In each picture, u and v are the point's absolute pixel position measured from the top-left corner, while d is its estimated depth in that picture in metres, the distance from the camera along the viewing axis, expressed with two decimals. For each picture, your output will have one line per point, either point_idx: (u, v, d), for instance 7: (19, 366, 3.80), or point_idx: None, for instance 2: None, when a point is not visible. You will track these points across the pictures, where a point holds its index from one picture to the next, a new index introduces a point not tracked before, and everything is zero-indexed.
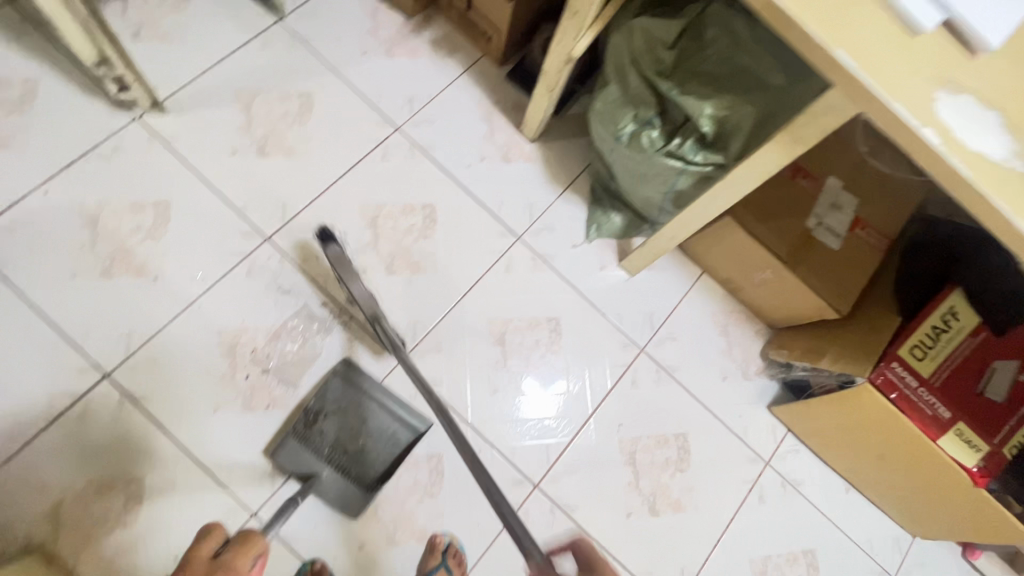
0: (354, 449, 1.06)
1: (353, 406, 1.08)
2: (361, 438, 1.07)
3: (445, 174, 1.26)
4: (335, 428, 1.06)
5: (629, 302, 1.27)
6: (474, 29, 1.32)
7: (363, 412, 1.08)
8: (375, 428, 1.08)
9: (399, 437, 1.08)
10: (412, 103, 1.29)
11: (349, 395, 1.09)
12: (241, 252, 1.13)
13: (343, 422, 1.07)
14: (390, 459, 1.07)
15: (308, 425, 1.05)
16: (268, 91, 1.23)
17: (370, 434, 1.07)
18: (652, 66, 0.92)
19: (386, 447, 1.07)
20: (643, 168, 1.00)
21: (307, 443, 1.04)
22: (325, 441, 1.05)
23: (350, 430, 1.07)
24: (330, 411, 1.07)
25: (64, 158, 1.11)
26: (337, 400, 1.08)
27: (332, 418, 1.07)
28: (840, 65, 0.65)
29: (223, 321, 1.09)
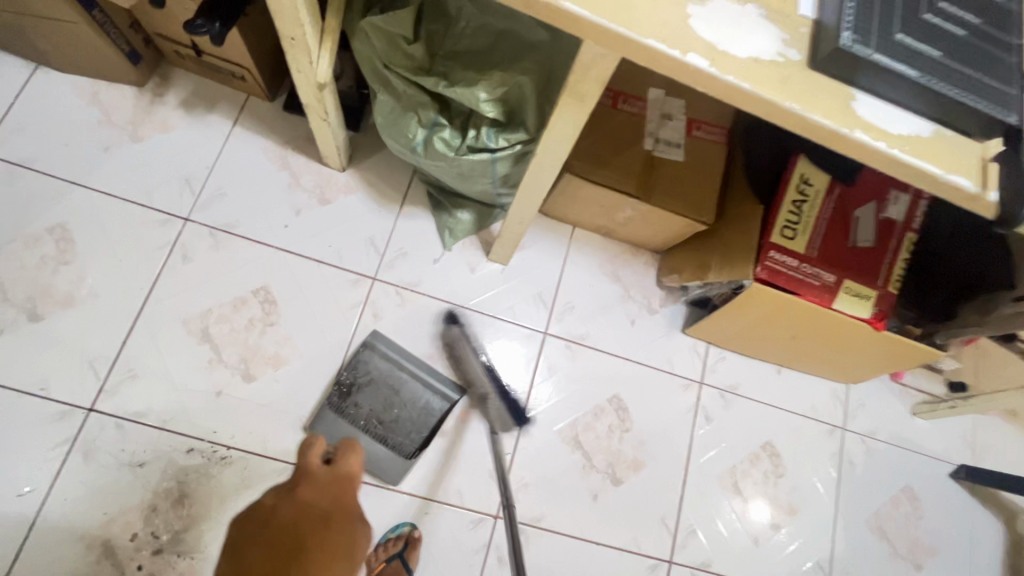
0: (389, 415, 1.06)
1: (387, 375, 1.08)
2: (394, 408, 1.06)
3: (264, 245, 1.10)
4: (369, 397, 1.06)
5: (514, 291, 1.20)
6: (220, 73, 1.12)
7: (394, 379, 1.08)
8: (408, 395, 1.07)
9: (433, 400, 1.08)
10: (191, 182, 1.10)
11: (383, 364, 1.08)
12: (66, 437, 0.95)
13: (378, 392, 1.07)
14: (426, 424, 1.06)
15: (345, 397, 1.05)
16: (9, 241, 1.01)
17: (403, 401, 1.07)
18: (408, 65, 0.80)
19: (419, 414, 1.07)
20: (455, 170, 0.89)
21: (344, 415, 1.04)
22: (361, 412, 1.05)
23: (384, 400, 1.06)
24: (365, 382, 1.07)
25: None
26: (370, 370, 1.08)
27: (366, 389, 1.07)
28: (576, 20, 0.56)
29: (82, 522, 0.93)
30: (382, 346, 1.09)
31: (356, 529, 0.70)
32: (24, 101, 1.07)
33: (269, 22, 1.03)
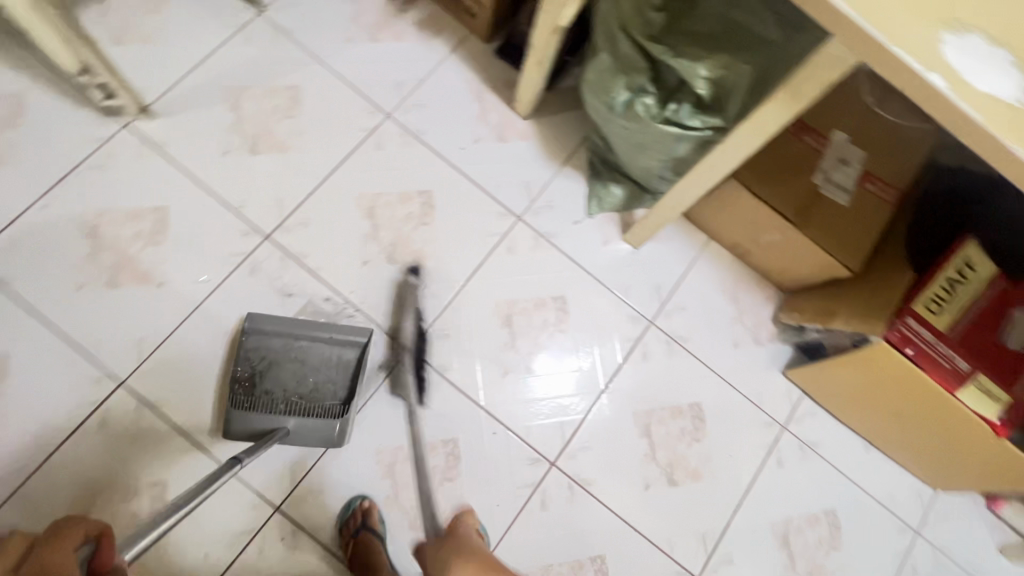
0: (309, 385, 1.05)
1: (285, 351, 1.06)
2: (307, 378, 1.05)
3: (440, 158, 1.24)
4: (280, 378, 1.05)
5: (636, 274, 1.25)
6: (458, 7, 1.28)
7: (298, 349, 1.06)
8: (317, 360, 1.06)
9: (347, 352, 1.07)
10: (401, 87, 1.26)
11: (266, 348, 1.06)
12: (242, 252, 1.13)
13: (287, 370, 1.05)
14: (344, 375, 1.07)
15: (240, 391, 1.04)
16: (254, 87, 1.21)
17: (315, 364, 1.06)
18: (642, 30, 0.89)
19: (338, 371, 1.07)
20: (640, 137, 0.97)
21: (246, 407, 1.03)
22: (273, 395, 1.04)
23: (246, 379, 1.04)
24: (261, 368, 1.05)
25: (59, 172, 1.11)
26: (261, 354, 1.06)
27: (272, 371, 1.05)
28: (837, 15, 0.62)
29: (232, 321, 1.10)
30: (260, 324, 1.07)
31: None
32: None
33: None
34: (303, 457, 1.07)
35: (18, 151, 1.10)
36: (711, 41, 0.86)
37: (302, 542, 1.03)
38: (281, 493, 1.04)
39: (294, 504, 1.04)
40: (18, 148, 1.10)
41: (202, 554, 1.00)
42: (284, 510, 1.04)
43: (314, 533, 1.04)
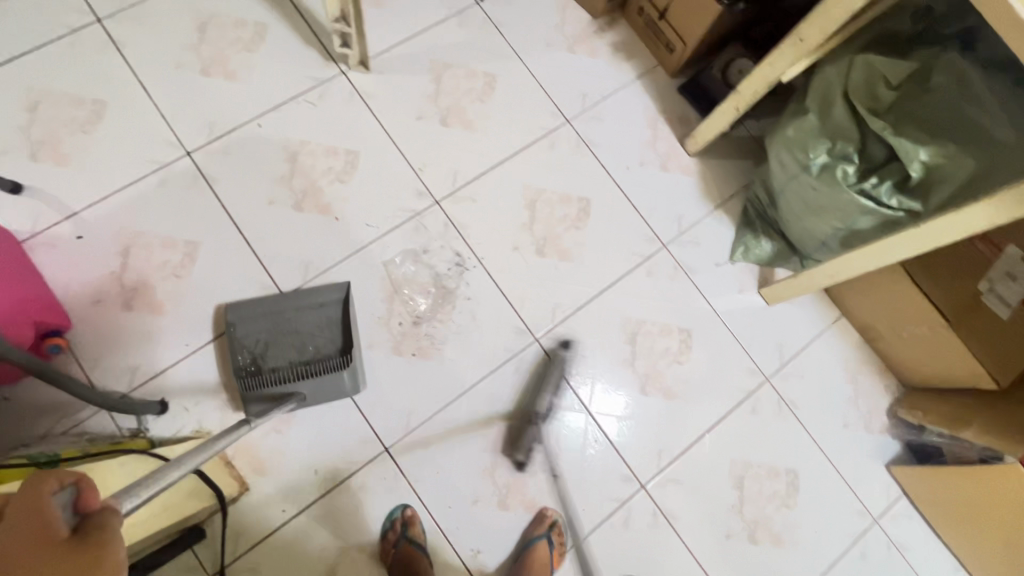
0: (309, 352, 1.07)
1: (277, 328, 1.08)
2: (307, 346, 1.08)
3: (605, 172, 1.30)
4: (280, 353, 1.07)
5: (763, 330, 1.27)
6: (657, 40, 1.34)
7: (286, 320, 1.09)
8: (308, 327, 1.09)
9: (329, 312, 1.10)
10: (585, 99, 1.34)
11: (259, 331, 1.08)
12: (413, 209, 1.21)
13: (282, 347, 1.07)
14: (331, 333, 1.09)
15: (249, 376, 1.04)
16: (458, 66, 1.30)
17: (310, 332, 1.09)
18: (867, 102, 0.92)
19: (325, 332, 1.09)
20: (825, 201, 1.00)
21: (260, 388, 1.03)
22: (279, 370, 1.05)
23: (258, 356, 1.07)
24: (260, 351, 1.07)
25: (278, 98, 1.22)
26: (255, 338, 1.08)
27: (271, 350, 1.07)
28: None
29: (389, 268, 1.18)
30: (243, 314, 1.09)
31: None
32: None
33: (733, 21, 1.24)
34: (419, 409, 1.12)
35: (250, 72, 1.23)
36: (937, 131, 0.88)
37: (400, 488, 1.09)
38: (392, 436, 1.10)
39: (402, 451, 1.10)
40: (250, 70, 1.23)
41: (313, 469, 1.07)
42: (392, 452, 1.10)
43: (412, 481, 1.09)
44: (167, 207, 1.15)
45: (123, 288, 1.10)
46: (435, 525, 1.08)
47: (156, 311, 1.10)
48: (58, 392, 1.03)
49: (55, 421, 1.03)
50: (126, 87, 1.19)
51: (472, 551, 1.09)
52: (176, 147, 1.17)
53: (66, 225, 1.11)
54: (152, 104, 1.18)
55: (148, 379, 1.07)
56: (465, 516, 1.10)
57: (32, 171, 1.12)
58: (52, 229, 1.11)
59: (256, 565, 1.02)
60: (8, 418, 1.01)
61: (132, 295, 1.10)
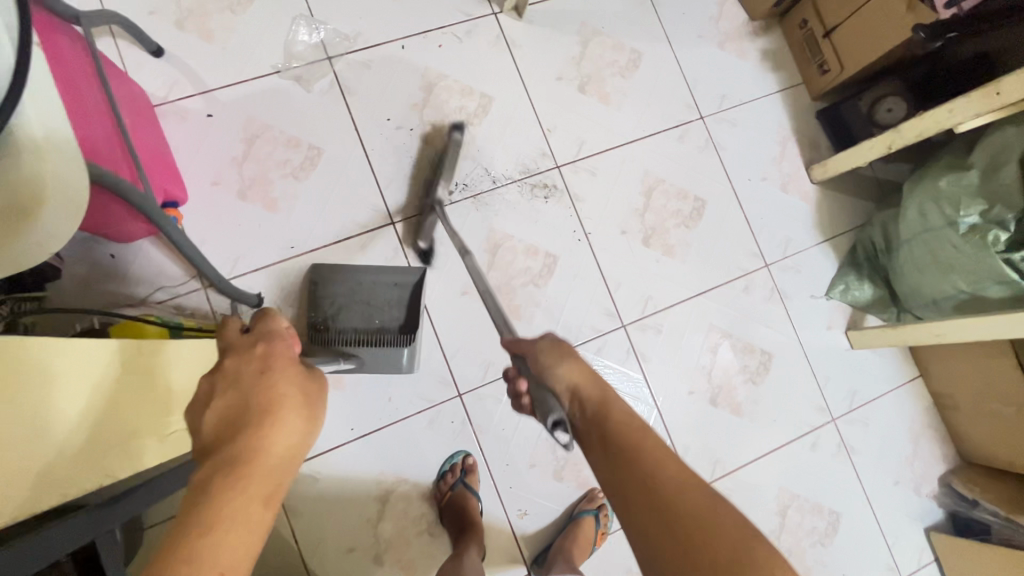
0: (375, 325, 1.05)
1: (351, 295, 1.06)
2: (376, 319, 1.05)
3: (726, 178, 1.28)
4: (349, 319, 1.05)
5: (840, 371, 1.27)
6: (812, 56, 1.29)
7: (363, 287, 1.06)
8: (381, 301, 1.06)
9: (403, 291, 1.07)
10: (723, 100, 1.31)
11: (337, 293, 1.07)
12: (534, 167, 1.20)
13: (353, 313, 1.06)
14: (398, 311, 1.05)
15: (318, 333, 1.04)
16: (607, 35, 1.27)
17: (380, 305, 1.06)
18: None
19: (393, 309, 1.06)
20: (961, 261, 0.99)
21: (323, 344, 1.03)
22: (345, 333, 1.03)
23: (328, 316, 1.05)
24: (333, 312, 1.06)
25: (425, 24, 1.20)
26: (331, 299, 1.06)
27: (343, 314, 1.06)
28: None
29: (497, 220, 1.17)
30: (327, 273, 1.07)
31: (304, 417, 0.54)
32: None
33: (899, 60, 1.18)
34: (498, 364, 1.13)
35: None
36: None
37: (465, 435, 1.10)
38: (468, 384, 1.12)
39: (473, 400, 1.12)
40: None
41: (387, 397, 1.09)
42: (464, 398, 1.11)
43: (477, 432, 1.11)
44: (297, 107, 1.13)
45: (241, 177, 1.10)
46: (490, 479, 1.10)
47: (267, 207, 1.10)
48: (163, 261, 1.04)
49: (153, 289, 1.03)
50: None
51: (519, 512, 1.11)
52: (318, 49, 1.15)
53: (198, 100, 1.10)
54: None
55: (248, 271, 1.08)
56: (519, 477, 1.11)
57: (175, 38, 1.11)
58: (184, 101, 1.10)
59: (317, 473, 1.05)
60: (109, 277, 1.02)
61: (248, 185, 1.10)
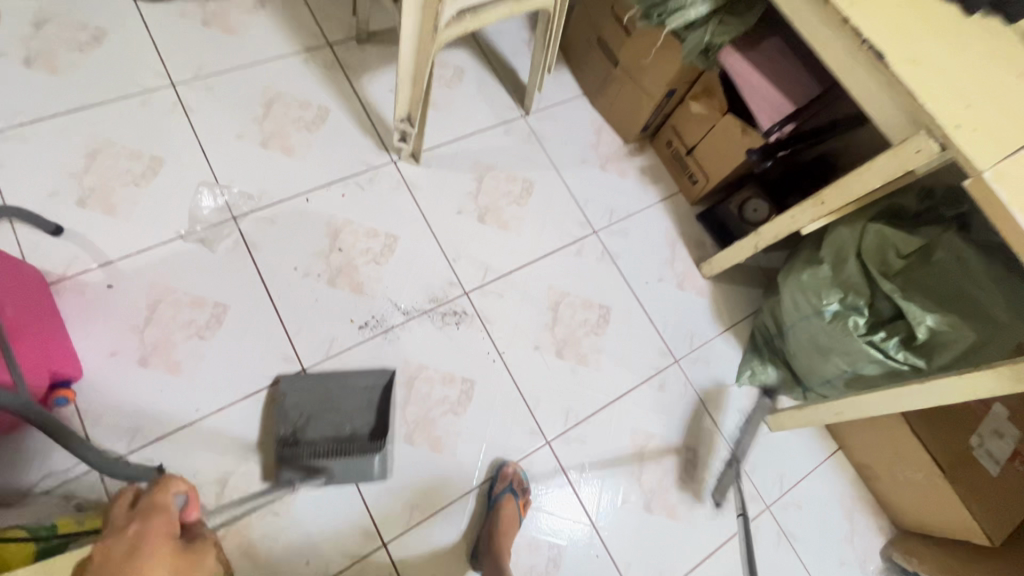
0: (346, 432, 1.09)
1: (320, 404, 1.10)
2: (345, 425, 1.10)
3: (625, 284, 1.37)
4: (320, 428, 1.08)
5: (765, 456, 1.30)
6: (683, 169, 1.46)
7: (330, 395, 1.11)
8: (350, 406, 1.12)
9: (372, 394, 1.13)
10: (613, 213, 1.44)
11: (303, 403, 1.09)
12: (443, 297, 1.25)
13: (324, 424, 1.09)
14: (368, 415, 1.11)
15: (287, 446, 1.05)
16: (500, 169, 1.40)
17: (350, 411, 1.11)
18: (878, 264, 1.02)
19: (361, 413, 1.12)
20: (835, 345, 1.07)
21: (296, 460, 1.04)
22: (316, 444, 1.06)
23: (299, 427, 1.07)
24: (301, 423, 1.08)
25: (327, 178, 1.29)
26: (298, 409, 1.09)
27: (311, 424, 1.08)
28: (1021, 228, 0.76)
29: (410, 353, 1.19)
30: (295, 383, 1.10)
31: None
32: (564, 106, 1.52)
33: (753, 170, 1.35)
34: (423, 503, 1.10)
35: (307, 150, 1.30)
36: (948, 300, 0.96)
37: None
38: (392, 530, 1.07)
39: (399, 548, 1.06)
40: (307, 148, 1.30)
41: (304, 561, 1.02)
42: (389, 547, 1.06)
43: None
44: (202, 267, 1.16)
45: (142, 344, 1.08)
46: None
47: (171, 370, 1.08)
48: (49, 445, 0.98)
49: (38, 478, 0.96)
50: (185, 148, 1.24)
51: None
52: (222, 210, 1.20)
53: (98, 272, 1.11)
54: (208, 167, 1.23)
55: (149, 442, 1.03)
56: None
57: (76, 216, 1.14)
58: (83, 275, 1.10)
59: None
60: None
61: (150, 351, 1.08)
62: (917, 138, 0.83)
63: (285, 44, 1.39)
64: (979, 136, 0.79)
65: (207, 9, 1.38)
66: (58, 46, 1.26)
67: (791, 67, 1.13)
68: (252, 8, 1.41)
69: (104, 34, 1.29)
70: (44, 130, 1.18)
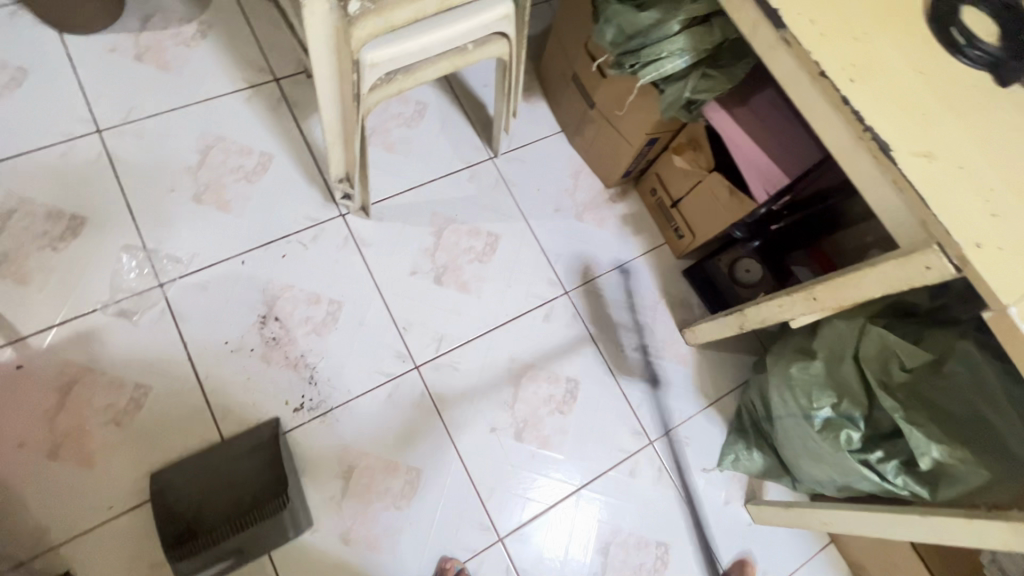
0: (247, 501, 0.98)
1: (208, 480, 1.00)
2: (242, 494, 0.99)
3: (598, 352, 1.24)
4: (214, 509, 0.97)
5: (746, 552, 1.17)
6: (668, 221, 1.30)
7: (218, 469, 1.01)
8: (242, 474, 1.00)
9: (262, 454, 1.02)
10: (587, 271, 1.29)
11: (189, 489, 0.99)
12: (390, 372, 1.13)
13: (218, 500, 0.98)
14: (266, 477, 1.00)
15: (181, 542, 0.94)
16: (461, 221, 1.27)
17: (244, 479, 1.00)
18: (877, 373, 0.86)
19: (256, 477, 1.00)
20: (824, 456, 0.93)
21: (196, 551, 0.93)
22: (215, 526, 0.95)
23: (190, 516, 0.96)
24: (194, 512, 0.97)
25: (266, 236, 1.17)
26: (185, 500, 0.98)
27: (204, 508, 0.97)
28: None
29: (351, 438, 1.08)
30: (172, 474, 1.00)
31: None
32: (538, 145, 1.36)
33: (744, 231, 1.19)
34: None
35: (245, 204, 1.18)
36: (957, 427, 0.80)
37: None
38: None
39: None
40: (246, 202, 1.18)
41: None
42: None
43: None
44: (121, 343, 1.05)
45: (53, 433, 0.99)
46: None
47: (83, 462, 0.99)
48: None
49: None
50: (109, 205, 1.13)
51: None
52: (146, 276, 1.10)
53: (7, 351, 1.02)
54: (133, 226, 1.12)
55: (57, 545, 0.95)
56: None
57: None
58: None
59: None
60: None
61: (60, 442, 0.99)
62: (925, 252, 0.67)
63: (225, 80, 1.26)
64: (1004, 258, 0.63)
65: (140, 41, 1.25)
66: None
67: (787, 127, 0.96)
68: (191, 39, 1.28)
69: (24, 74, 1.18)
70: None
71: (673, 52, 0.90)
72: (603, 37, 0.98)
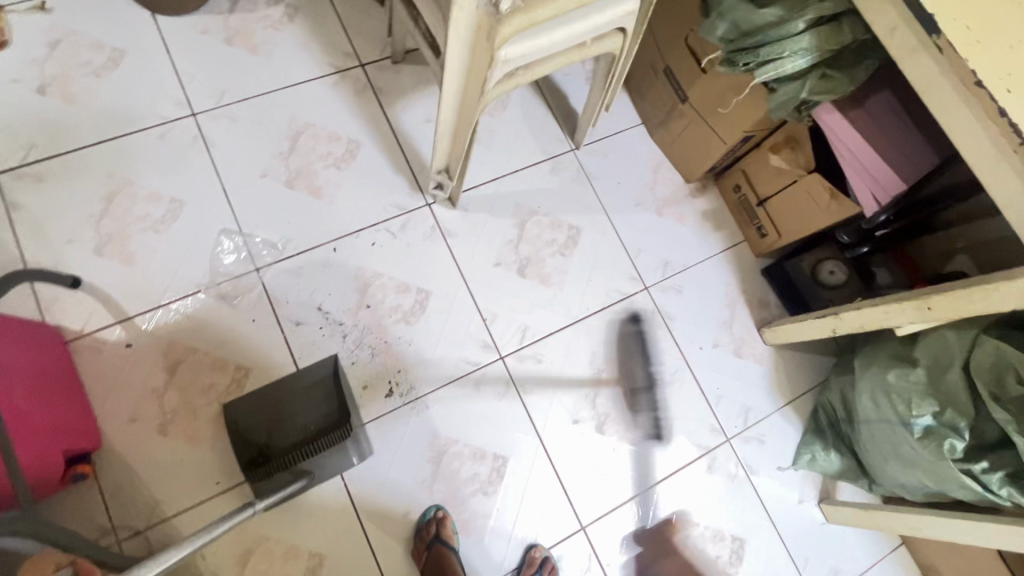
0: (311, 430, 1.03)
1: (274, 411, 1.05)
2: (305, 424, 1.04)
3: (677, 349, 1.24)
4: (282, 437, 1.03)
5: (819, 550, 1.19)
6: (751, 219, 1.29)
7: (282, 401, 1.05)
8: (304, 405, 1.05)
9: (322, 385, 1.07)
10: (666, 267, 1.29)
11: (257, 419, 1.04)
12: (476, 362, 1.15)
13: (285, 431, 1.03)
14: (326, 407, 1.05)
15: (256, 467, 1.01)
16: (544, 213, 1.27)
17: (306, 408, 1.05)
18: (988, 384, 0.86)
19: (316, 408, 1.05)
20: (921, 462, 0.93)
21: (270, 475, 1.00)
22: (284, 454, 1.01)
23: (261, 444, 1.03)
24: (265, 440, 1.03)
25: (356, 224, 1.18)
26: (255, 429, 1.04)
27: (273, 438, 1.03)
28: None
29: (440, 424, 1.11)
30: (241, 405, 1.04)
31: None
32: (619, 138, 1.35)
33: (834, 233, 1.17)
34: None
35: (336, 192, 1.20)
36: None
37: None
38: None
39: None
40: (336, 190, 1.20)
41: None
42: None
43: None
44: (223, 325, 1.08)
45: (162, 409, 1.03)
46: None
47: (190, 440, 1.03)
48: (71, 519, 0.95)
49: None
50: (206, 189, 1.15)
51: None
52: (244, 260, 1.12)
53: (117, 330, 1.05)
54: (230, 211, 1.14)
55: (168, 516, 0.99)
56: None
57: (94, 267, 1.07)
58: (102, 333, 1.05)
59: None
60: None
61: (169, 418, 1.03)
62: None
63: (314, 65, 1.26)
64: None
65: (230, 24, 1.26)
66: (73, 70, 1.16)
67: (904, 132, 0.94)
68: (280, 22, 1.28)
69: (121, 56, 1.19)
70: (59, 168, 1.10)
71: (796, 52, 0.88)
72: (715, 32, 0.96)
